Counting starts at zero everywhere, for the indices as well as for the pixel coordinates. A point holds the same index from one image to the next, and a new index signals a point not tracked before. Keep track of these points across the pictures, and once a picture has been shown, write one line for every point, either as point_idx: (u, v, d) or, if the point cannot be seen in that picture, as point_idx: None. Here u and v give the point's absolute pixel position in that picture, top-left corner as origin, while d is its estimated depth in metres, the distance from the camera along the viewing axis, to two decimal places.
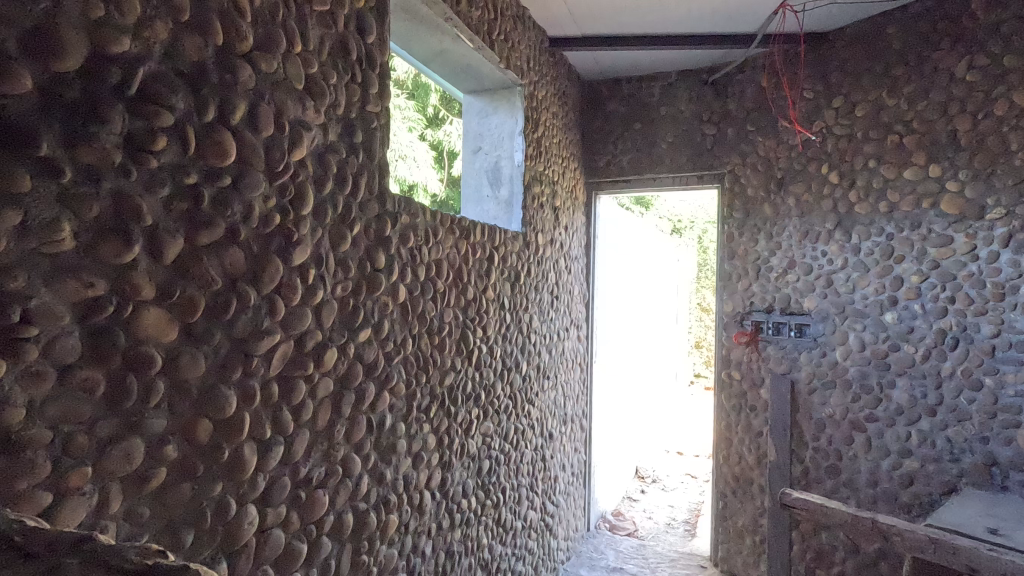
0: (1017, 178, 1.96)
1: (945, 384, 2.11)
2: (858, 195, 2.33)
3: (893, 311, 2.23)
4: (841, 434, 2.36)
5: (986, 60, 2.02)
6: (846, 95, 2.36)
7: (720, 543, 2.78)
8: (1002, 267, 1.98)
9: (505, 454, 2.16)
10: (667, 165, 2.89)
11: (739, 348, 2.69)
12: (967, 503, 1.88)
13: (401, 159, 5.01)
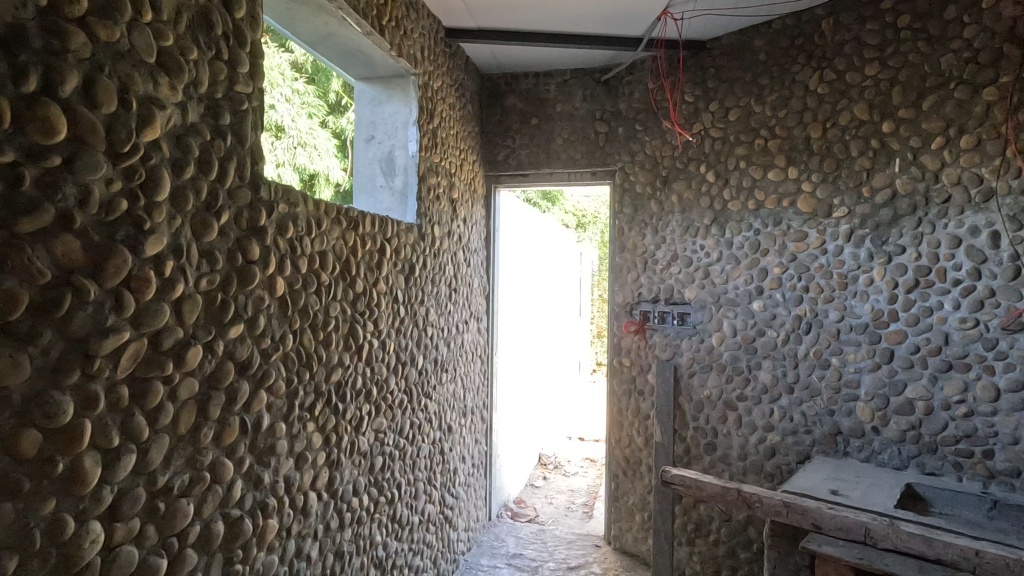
0: (857, 180, 2.21)
1: (801, 364, 2.35)
2: (730, 194, 2.54)
3: (759, 300, 2.46)
4: (716, 414, 2.57)
5: (833, 76, 2.26)
6: (721, 101, 2.56)
7: (613, 522, 2.94)
8: (845, 259, 2.24)
9: (400, 449, 2.13)
10: (563, 161, 2.98)
11: (629, 336, 2.86)
12: (817, 469, 2.12)
13: (299, 147, 4.79)
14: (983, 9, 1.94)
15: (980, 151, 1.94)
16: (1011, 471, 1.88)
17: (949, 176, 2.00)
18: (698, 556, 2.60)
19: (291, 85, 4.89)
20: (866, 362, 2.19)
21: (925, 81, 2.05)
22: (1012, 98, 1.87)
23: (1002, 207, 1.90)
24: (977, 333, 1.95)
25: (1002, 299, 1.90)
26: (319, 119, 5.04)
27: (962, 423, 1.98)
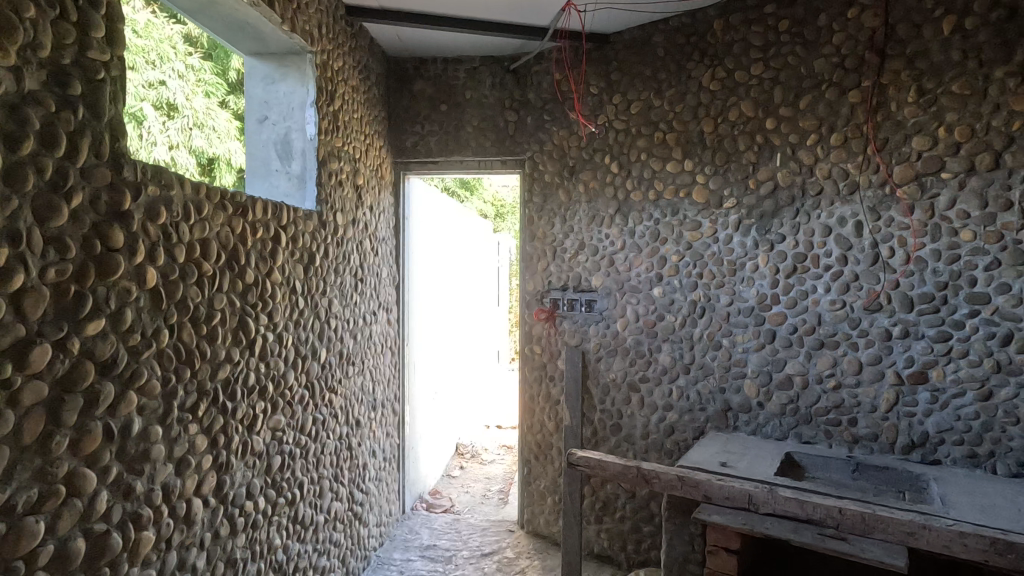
0: (744, 173, 2.36)
1: (696, 346, 2.50)
2: (633, 184, 2.63)
3: (659, 286, 2.58)
4: (621, 396, 2.68)
5: (723, 74, 2.40)
6: (623, 94, 2.64)
7: (526, 507, 3.00)
8: (734, 247, 2.40)
9: (302, 447, 2.03)
10: (473, 149, 2.96)
11: (540, 324, 2.91)
12: (710, 443, 2.27)
13: (196, 128, 4.42)
14: (849, 18, 2.12)
15: (846, 149, 2.14)
16: (870, 435, 2.11)
17: (822, 171, 2.19)
18: (606, 532, 2.71)
19: (186, 60, 4.52)
20: (752, 343, 2.36)
21: (802, 83, 2.23)
22: (873, 101, 2.07)
23: (864, 200, 2.11)
24: (844, 314, 2.16)
25: (864, 282, 2.12)
26: (217, 98, 4.70)
27: (832, 395, 2.19)
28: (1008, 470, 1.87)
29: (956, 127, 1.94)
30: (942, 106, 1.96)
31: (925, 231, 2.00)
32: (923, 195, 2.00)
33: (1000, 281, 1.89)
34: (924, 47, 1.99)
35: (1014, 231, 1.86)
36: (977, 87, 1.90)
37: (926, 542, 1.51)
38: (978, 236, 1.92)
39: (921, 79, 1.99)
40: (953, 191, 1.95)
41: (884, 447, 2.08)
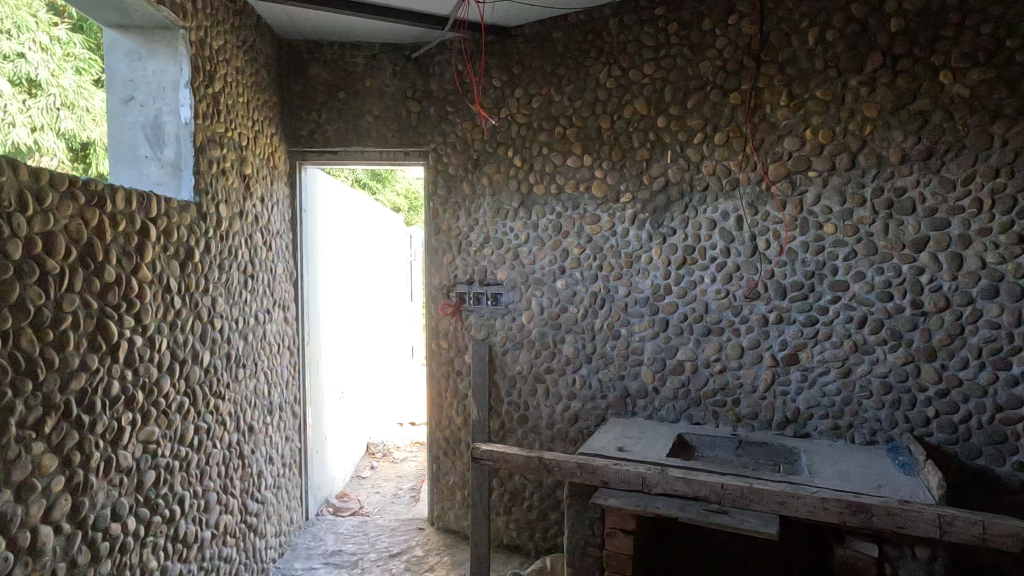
0: (638, 169, 2.46)
1: (597, 336, 2.58)
2: (535, 178, 2.66)
3: (562, 278, 2.63)
4: (527, 387, 2.72)
5: (619, 72, 2.48)
6: (525, 88, 2.65)
7: (435, 503, 2.97)
8: (630, 240, 2.49)
9: (182, 459, 1.87)
10: (374, 139, 2.86)
11: (446, 318, 2.88)
12: (610, 429, 2.35)
13: (65, 108, 3.93)
14: (729, 24, 2.26)
15: (728, 147, 2.29)
16: (751, 414, 2.28)
17: (707, 168, 2.33)
18: (514, 523, 2.74)
19: (53, 30, 3.99)
20: (648, 331, 2.47)
21: (689, 83, 2.35)
22: (751, 103, 2.23)
23: (744, 195, 2.27)
24: (728, 302, 2.31)
25: (745, 272, 2.28)
26: (93, 76, 4.19)
27: (718, 378, 2.34)
28: (864, 438, 2.09)
29: (820, 130, 2.12)
30: (808, 110, 2.14)
31: (795, 225, 2.19)
32: (793, 191, 2.18)
33: (856, 270, 2.10)
34: (794, 55, 2.16)
35: (867, 225, 2.08)
36: (836, 93, 2.09)
37: (795, 510, 1.65)
38: (839, 229, 2.12)
39: (791, 85, 2.16)
40: (818, 188, 2.14)
41: (763, 424, 2.26)
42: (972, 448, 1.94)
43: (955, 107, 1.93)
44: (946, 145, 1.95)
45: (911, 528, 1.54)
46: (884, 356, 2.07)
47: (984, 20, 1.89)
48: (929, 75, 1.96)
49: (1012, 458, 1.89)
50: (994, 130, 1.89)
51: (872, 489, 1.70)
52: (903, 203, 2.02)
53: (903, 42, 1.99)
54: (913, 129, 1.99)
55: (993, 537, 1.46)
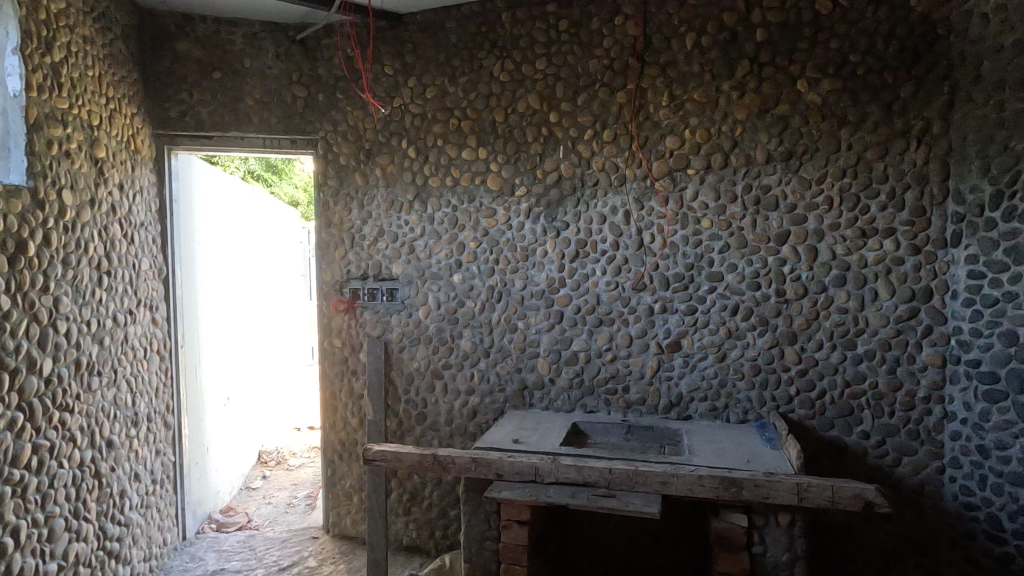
0: (532, 163, 2.48)
1: (494, 330, 2.57)
2: (430, 170, 2.60)
3: (459, 273, 2.60)
4: (425, 384, 2.67)
5: (512, 66, 2.48)
6: (418, 78, 2.58)
7: (330, 510, 2.83)
8: (526, 234, 2.51)
9: (14, 484, 1.63)
10: (255, 125, 2.65)
11: (339, 316, 2.75)
12: (507, 422, 2.36)
13: None
14: (616, 25, 2.34)
15: (616, 144, 2.37)
16: (640, 400, 2.38)
17: (597, 163, 2.40)
18: (413, 523, 2.68)
19: None
20: (543, 324, 2.51)
21: (579, 81, 2.40)
22: (636, 102, 2.32)
23: (631, 191, 2.36)
24: (618, 293, 2.40)
25: (633, 265, 2.38)
26: None
27: (609, 366, 2.42)
28: (738, 417, 2.26)
29: (697, 130, 2.26)
30: (687, 111, 2.27)
31: (676, 220, 2.31)
32: (674, 188, 2.30)
33: (729, 262, 2.26)
34: (674, 58, 2.27)
35: (738, 220, 2.24)
36: (711, 96, 2.23)
37: (675, 488, 1.74)
38: (714, 224, 2.27)
39: (671, 87, 2.28)
40: (696, 185, 2.28)
41: (650, 409, 2.37)
42: (826, 420, 2.16)
43: (810, 113, 2.14)
44: (803, 147, 2.15)
45: (774, 497, 1.68)
46: (753, 340, 2.24)
47: (832, 36, 2.11)
48: (789, 83, 2.15)
49: (858, 427, 2.13)
50: (841, 135, 2.11)
51: (743, 463, 1.84)
52: (768, 200, 2.20)
53: (767, 51, 2.17)
54: (776, 132, 2.17)
55: (840, 500, 1.62)
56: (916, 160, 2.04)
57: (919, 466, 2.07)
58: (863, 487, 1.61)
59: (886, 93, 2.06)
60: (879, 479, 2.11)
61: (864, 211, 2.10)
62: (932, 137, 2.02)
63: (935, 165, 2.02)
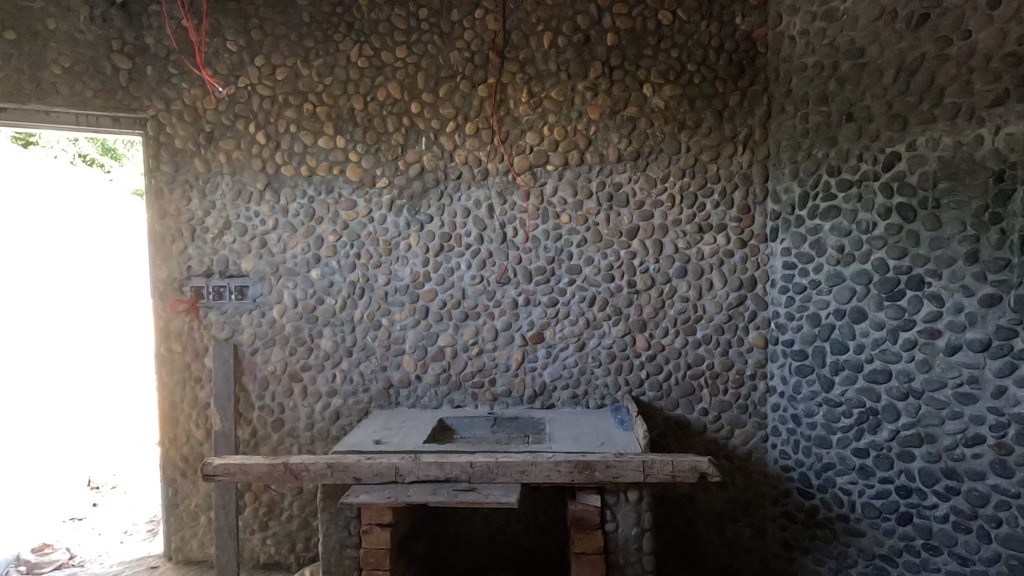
0: (394, 154, 2.40)
1: (357, 328, 2.46)
2: (283, 158, 2.42)
3: (317, 268, 2.45)
4: (282, 388, 2.48)
5: (370, 52, 2.37)
6: (266, 56, 2.38)
7: (172, 534, 2.53)
8: (388, 227, 2.43)
9: None
10: (64, 98, 2.29)
11: (178, 318, 2.46)
12: (371, 423, 2.27)
13: None
14: (476, 18, 2.34)
15: (478, 138, 2.37)
16: (506, 392, 2.41)
17: (460, 157, 2.38)
18: (271, 538, 2.48)
19: None
20: (409, 320, 2.44)
21: (441, 72, 2.36)
22: (496, 97, 2.34)
23: (494, 185, 2.38)
24: (483, 287, 2.41)
25: (497, 258, 2.40)
26: None
27: (475, 360, 2.42)
28: (596, 403, 2.38)
29: (555, 127, 2.33)
30: (545, 108, 2.33)
31: (537, 215, 2.37)
32: (535, 183, 2.36)
33: (587, 255, 2.36)
34: (532, 56, 2.32)
35: (594, 216, 2.35)
36: (567, 95, 2.32)
37: (534, 476, 1.79)
38: (573, 218, 2.36)
39: (530, 83, 2.33)
40: (555, 181, 2.35)
41: (516, 400, 2.41)
42: (672, 400, 2.35)
43: (654, 116, 2.29)
44: (649, 148, 2.30)
45: (623, 476, 1.78)
46: (609, 329, 2.37)
47: (673, 45, 2.28)
48: (636, 87, 2.29)
49: (699, 405, 2.34)
50: (681, 138, 2.29)
51: (596, 446, 1.93)
52: (620, 196, 2.33)
53: (617, 55, 2.29)
54: (626, 133, 2.31)
55: (679, 473, 1.76)
56: (742, 163, 2.28)
57: (748, 436, 2.32)
58: (698, 459, 1.76)
59: (717, 102, 2.27)
60: (715, 450, 2.34)
61: (701, 209, 2.31)
62: (754, 143, 2.27)
63: (757, 168, 2.27)
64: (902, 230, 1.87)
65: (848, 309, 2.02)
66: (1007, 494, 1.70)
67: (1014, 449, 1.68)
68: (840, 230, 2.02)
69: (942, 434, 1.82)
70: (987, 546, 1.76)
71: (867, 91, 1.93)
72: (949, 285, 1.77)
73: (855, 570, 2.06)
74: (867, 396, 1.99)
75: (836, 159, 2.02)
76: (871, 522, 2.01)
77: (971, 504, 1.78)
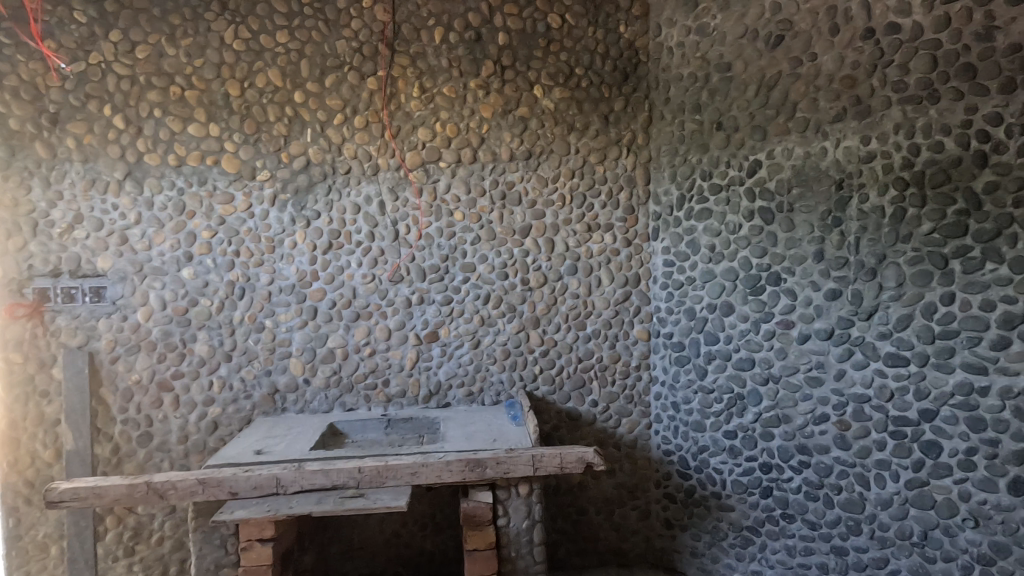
0: (275, 145, 2.25)
1: (237, 330, 2.29)
2: (145, 145, 2.19)
3: (189, 266, 2.25)
4: (149, 399, 2.26)
5: (247, 34, 2.21)
6: (124, 31, 2.14)
7: (14, 571, 2.21)
8: (271, 223, 2.28)
9: None
10: None
11: (17, 324, 2.15)
12: (253, 431, 2.14)
13: None
14: (363, 7, 2.25)
15: (368, 131, 2.29)
16: (399, 392, 2.37)
17: (349, 150, 2.29)
18: (139, 564, 2.26)
19: None
20: (295, 321, 2.32)
21: (326, 60, 2.25)
22: (386, 90, 2.27)
23: (385, 181, 2.31)
24: (375, 286, 2.34)
25: (389, 256, 2.34)
26: None
27: (368, 361, 2.35)
28: (491, 399, 2.40)
29: (447, 124, 2.31)
30: (437, 104, 2.30)
31: (430, 212, 2.34)
32: (427, 180, 2.33)
33: (481, 253, 2.37)
34: (423, 50, 2.28)
35: (487, 213, 2.36)
36: (459, 92, 2.30)
37: (425, 477, 1.77)
38: (466, 216, 2.35)
39: (422, 78, 2.29)
40: (448, 178, 2.33)
41: (410, 400, 2.37)
42: (565, 394, 2.43)
43: (545, 117, 2.34)
44: (540, 148, 2.35)
45: (513, 471, 1.81)
46: (503, 327, 2.40)
47: (562, 49, 2.34)
48: (527, 87, 2.33)
49: (589, 397, 2.44)
50: (570, 139, 2.36)
51: (488, 444, 1.95)
52: (512, 196, 2.36)
53: (508, 55, 2.31)
54: (518, 132, 2.34)
55: (567, 465, 1.82)
56: (626, 166, 2.39)
57: (633, 424, 2.45)
58: (584, 450, 1.83)
59: (603, 106, 2.37)
60: (604, 439, 2.45)
61: (589, 209, 2.40)
62: (638, 147, 2.39)
63: (640, 171, 2.40)
64: (762, 231, 2.05)
65: (718, 304, 2.19)
66: (846, 464, 1.93)
67: (852, 424, 1.90)
68: (711, 230, 2.19)
69: (795, 414, 2.03)
70: (830, 511, 1.98)
71: (733, 103, 2.10)
72: (801, 281, 1.97)
73: (726, 542, 2.25)
74: (735, 383, 2.17)
75: (708, 165, 2.19)
76: (739, 496, 2.20)
77: (818, 475, 1.99)
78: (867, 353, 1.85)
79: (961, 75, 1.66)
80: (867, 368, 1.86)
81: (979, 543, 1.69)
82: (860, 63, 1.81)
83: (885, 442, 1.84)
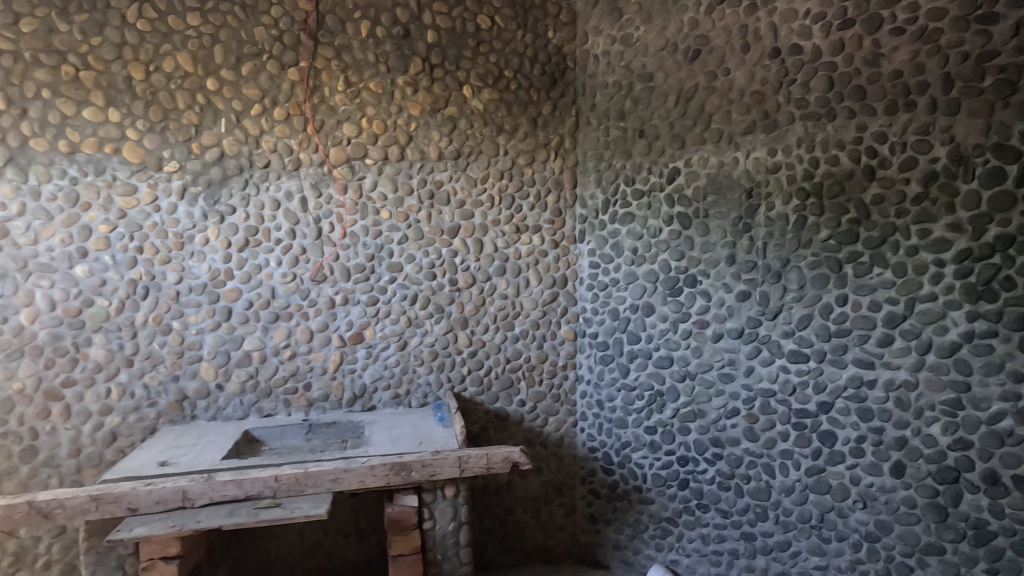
0: (185, 134, 2.10)
1: (140, 333, 2.12)
2: (32, 128, 1.98)
3: (83, 263, 2.06)
4: (35, 409, 2.04)
5: (154, 14, 2.05)
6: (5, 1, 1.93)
7: None
8: (179, 218, 2.13)
9: None
10: None
11: None
12: (159, 441, 1.99)
13: None
14: None
15: (289, 124, 2.19)
16: (322, 396, 2.28)
17: (267, 143, 2.18)
18: None
19: None
20: (207, 322, 2.18)
21: (243, 47, 2.13)
22: (309, 83, 2.19)
23: (306, 176, 2.22)
24: (296, 286, 2.24)
25: (310, 255, 2.24)
26: None
27: (288, 364, 2.25)
28: (418, 401, 2.37)
29: (374, 121, 2.25)
30: (363, 100, 2.24)
31: (355, 209, 2.27)
32: (352, 176, 2.26)
33: (408, 253, 2.33)
34: (348, 43, 2.21)
35: (415, 212, 2.32)
36: (387, 88, 2.25)
37: (347, 483, 1.71)
38: (393, 215, 2.30)
39: (347, 72, 2.22)
40: (374, 176, 2.28)
41: (333, 404, 2.29)
42: (493, 394, 2.44)
43: (474, 117, 2.34)
44: (469, 148, 2.35)
45: (439, 473, 1.79)
46: (431, 327, 2.37)
47: (491, 50, 2.35)
48: (456, 87, 2.31)
49: (517, 397, 2.46)
50: (499, 140, 2.37)
51: (414, 446, 1.91)
52: (441, 195, 2.34)
53: (436, 54, 2.29)
54: (446, 132, 2.32)
55: (493, 465, 1.82)
56: (554, 169, 2.43)
57: (560, 423, 2.50)
58: (510, 450, 1.84)
59: (532, 109, 2.39)
60: (532, 438, 2.48)
61: (518, 210, 2.42)
62: (565, 151, 2.44)
63: (567, 174, 2.44)
64: (680, 235, 2.16)
65: (640, 304, 2.28)
66: (754, 454, 2.06)
67: (760, 417, 2.03)
68: (634, 234, 2.27)
69: (710, 409, 2.14)
70: (741, 499, 2.11)
71: (655, 112, 2.19)
72: (715, 283, 2.09)
73: (646, 533, 2.34)
74: (655, 380, 2.26)
75: (631, 171, 2.27)
76: (659, 489, 2.30)
77: (730, 466, 2.12)
78: (772, 351, 1.99)
79: (853, 96, 1.79)
80: (772, 365, 1.99)
81: (868, 523, 1.84)
82: (768, 80, 1.94)
83: (789, 433, 1.98)
